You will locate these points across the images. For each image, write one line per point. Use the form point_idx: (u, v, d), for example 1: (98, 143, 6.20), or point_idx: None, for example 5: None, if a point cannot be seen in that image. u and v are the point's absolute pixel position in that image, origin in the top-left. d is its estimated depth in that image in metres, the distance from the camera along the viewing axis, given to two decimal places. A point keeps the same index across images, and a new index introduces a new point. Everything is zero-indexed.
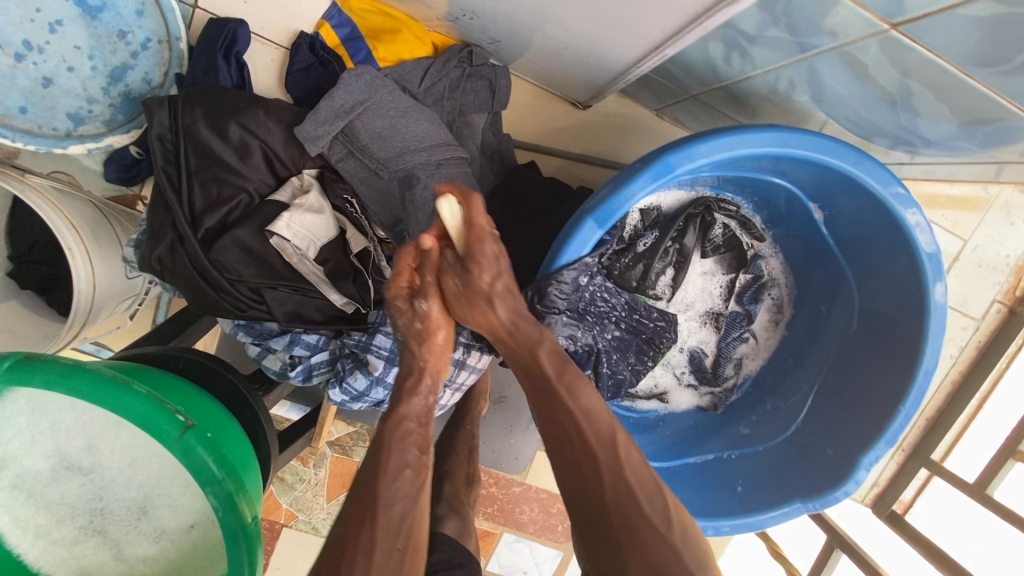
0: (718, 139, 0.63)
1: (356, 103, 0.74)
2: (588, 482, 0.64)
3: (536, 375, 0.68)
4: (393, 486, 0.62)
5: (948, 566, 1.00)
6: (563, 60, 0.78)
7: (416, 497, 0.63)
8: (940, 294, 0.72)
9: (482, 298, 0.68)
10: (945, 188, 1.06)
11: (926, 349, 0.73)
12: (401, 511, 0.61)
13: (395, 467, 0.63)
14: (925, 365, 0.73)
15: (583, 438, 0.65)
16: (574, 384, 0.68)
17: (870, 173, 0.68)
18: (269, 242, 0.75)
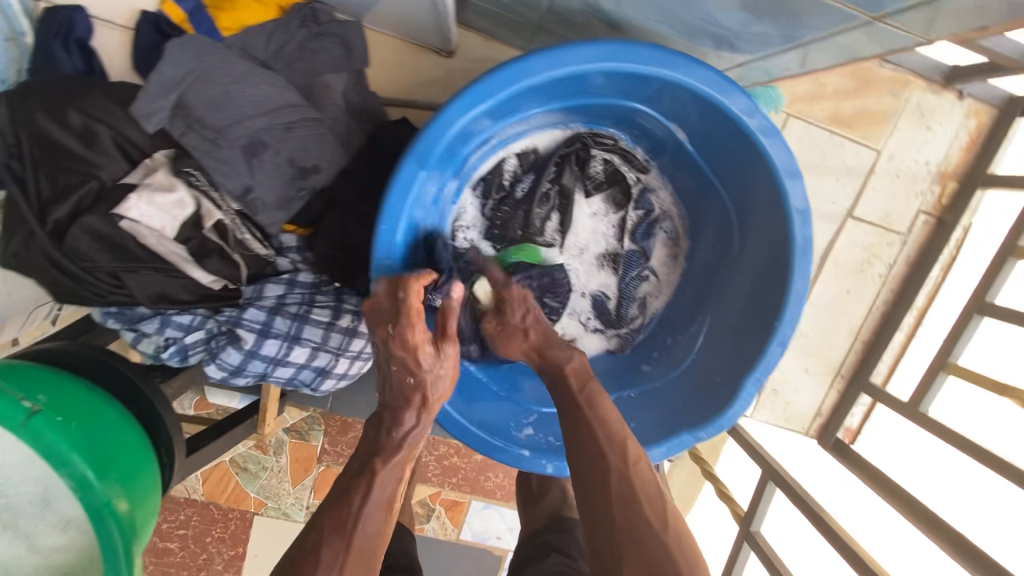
0: (527, 62, 0.61)
1: (186, 73, 0.72)
2: (596, 487, 0.62)
3: (567, 392, 0.68)
4: (365, 528, 0.60)
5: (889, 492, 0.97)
6: (399, 5, 0.77)
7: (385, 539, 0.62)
8: (797, 197, 0.70)
9: (518, 327, 0.73)
10: (851, 99, 1.02)
11: (795, 262, 0.71)
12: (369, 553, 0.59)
13: (373, 513, 0.61)
14: (795, 274, 0.71)
15: (595, 443, 0.64)
16: (594, 397, 0.67)
17: (701, 77, 0.66)
18: (120, 226, 0.74)
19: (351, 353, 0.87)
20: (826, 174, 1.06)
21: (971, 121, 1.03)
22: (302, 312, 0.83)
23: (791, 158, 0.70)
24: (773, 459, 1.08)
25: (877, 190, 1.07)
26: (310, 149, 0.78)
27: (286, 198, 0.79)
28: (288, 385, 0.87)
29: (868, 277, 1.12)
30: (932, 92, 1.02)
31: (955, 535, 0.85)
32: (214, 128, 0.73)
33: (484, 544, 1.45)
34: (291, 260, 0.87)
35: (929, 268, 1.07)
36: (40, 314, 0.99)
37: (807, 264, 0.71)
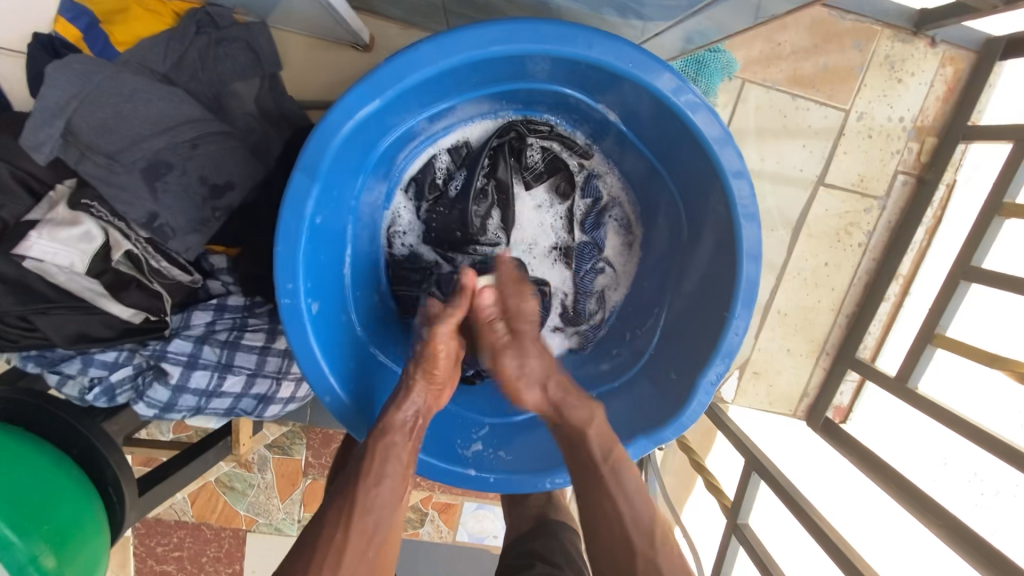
0: (413, 50, 0.55)
1: (70, 96, 0.67)
2: (619, 572, 0.62)
3: (581, 461, 0.66)
4: (378, 495, 0.62)
5: (900, 488, 0.91)
6: (300, 1, 0.72)
7: (396, 507, 0.63)
8: (732, 164, 0.63)
9: (536, 381, 0.69)
10: (810, 57, 0.96)
11: (740, 232, 0.64)
12: (377, 520, 0.61)
13: (379, 473, 0.63)
14: (746, 251, 0.65)
15: (619, 526, 0.63)
16: (619, 473, 0.64)
17: (614, 53, 0.58)
18: (25, 266, 0.70)
19: (292, 376, 0.84)
20: (791, 141, 0.99)
21: (946, 70, 0.96)
22: (232, 338, 0.80)
23: (721, 125, 0.62)
24: (758, 448, 1.02)
25: (848, 153, 1.00)
26: (222, 166, 0.73)
27: (201, 220, 0.73)
28: (229, 415, 0.85)
29: (849, 247, 1.04)
30: (900, 41, 0.95)
31: (954, 521, 0.82)
32: (107, 153, 0.68)
33: (480, 545, 1.37)
34: (223, 282, 0.83)
35: (915, 230, 0.99)
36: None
37: (754, 228, 0.64)
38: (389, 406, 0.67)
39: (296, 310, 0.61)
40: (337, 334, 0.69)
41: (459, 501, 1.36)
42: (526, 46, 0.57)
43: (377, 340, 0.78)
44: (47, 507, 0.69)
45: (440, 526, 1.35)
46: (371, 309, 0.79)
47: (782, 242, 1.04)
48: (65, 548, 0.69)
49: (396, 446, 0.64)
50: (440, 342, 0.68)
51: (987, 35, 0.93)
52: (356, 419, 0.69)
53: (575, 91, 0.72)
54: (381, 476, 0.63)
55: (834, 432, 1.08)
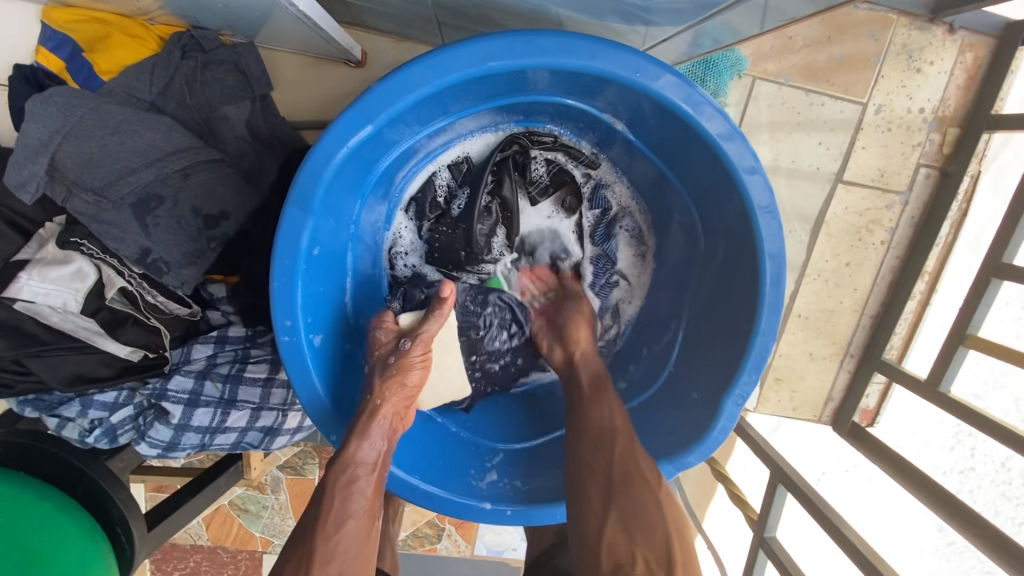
0: (407, 71, 0.52)
1: (54, 132, 0.64)
2: (600, 454, 0.63)
3: (598, 381, 0.70)
4: (342, 538, 0.58)
5: (935, 495, 0.87)
6: (287, 21, 0.69)
7: (360, 552, 0.59)
8: (744, 160, 0.59)
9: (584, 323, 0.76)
10: (822, 49, 0.91)
11: (759, 228, 0.60)
12: (341, 569, 0.56)
13: (339, 519, 0.58)
14: (770, 258, 0.61)
15: (605, 416, 0.66)
16: (604, 377, 0.70)
17: (618, 62, 0.54)
18: (17, 309, 0.68)
19: (299, 406, 0.81)
20: (806, 137, 0.95)
21: (966, 57, 0.91)
22: (235, 371, 0.78)
23: (733, 124, 0.58)
24: (785, 459, 0.98)
25: (867, 148, 0.95)
26: (214, 195, 0.70)
27: (196, 252, 0.70)
28: (236, 449, 0.81)
29: (870, 245, 1.00)
30: (917, 29, 0.90)
31: (996, 535, 0.78)
32: (94, 190, 0.65)
33: (500, 558, 1.33)
34: (223, 312, 0.80)
35: (940, 225, 0.95)
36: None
37: (775, 225, 0.60)
38: (354, 436, 0.60)
39: (296, 347, 0.58)
40: (340, 368, 0.66)
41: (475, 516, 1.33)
42: (526, 59, 0.53)
43: None
44: (51, 555, 0.68)
45: (459, 542, 1.32)
46: None
47: (802, 243, 1.00)
48: None
49: (360, 480, 0.60)
50: (411, 357, 0.66)
51: (1007, 19, 0.88)
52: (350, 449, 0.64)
53: (578, 100, 0.69)
54: (344, 516, 0.59)
55: (862, 437, 1.04)
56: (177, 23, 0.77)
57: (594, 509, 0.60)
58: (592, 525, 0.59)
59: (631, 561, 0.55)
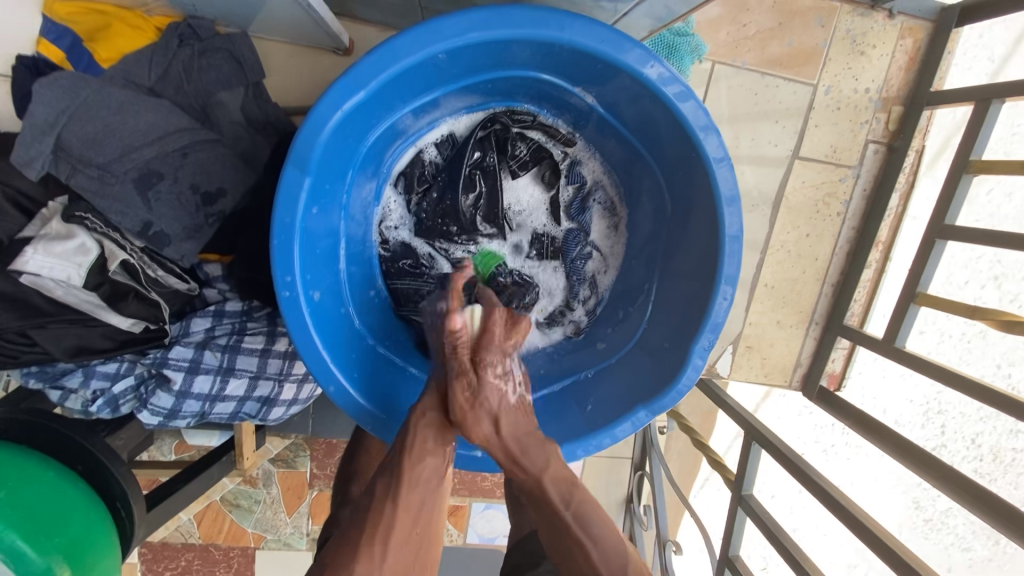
0: (395, 41, 0.57)
1: (60, 112, 0.68)
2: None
3: (545, 506, 0.66)
4: (423, 471, 0.66)
5: (903, 450, 0.94)
6: (282, 11, 0.75)
7: (438, 488, 0.67)
8: (713, 148, 0.64)
9: (489, 414, 0.66)
10: (775, 35, 0.99)
11: (721, 216, 0.66)
12: (422, 495, 0.65)
13: (419, 456, 0.65)
14: (728, 229, 0.66)
15: (586, 568, 0.64)
16: (582, 518, 0.65)
17: (585, 32, 0.60)
18: (21, 281, 0.70)
19: (294, 376, 0.85)
20: (764, 118, 1.03)
21: (906, 41, 1.00)
22: (232, 342, 0.82)
23: (707, 115, 0.64)
24: (760, 420, 1.03)
25: (820, 126, 1.04)
26: (213, 172, 0.74)
27: (195, 227, 0.74)
28: (234, 418, 0.87)
29: (828, 217, 1.08)
30: (860, 15, 0.99)
31: (957, 475, 0.85)
32: (99, 165, 0.69)
33: (491, 545, 1.36)
34: (219, 290, 0.84)
35: (890, 196, 1.03)
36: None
37: (735, 210, 0.66)
38: (434, 389, 0.69)
39: (295, 302, 0.63)
40: (336, 326, 0.70)
41: (467, 503, 1.35)
42: (504, 31, 0.59)
43: (377, 332, 0.80)
44: (60, 521, 0.69)
45: (450, 530, 1.34)
46: (367, 301, 0.81)
47: (764, 218, 1.08)
48: (81, 563, 0.70)
49: (436, 427, 0.67)
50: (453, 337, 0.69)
51: (941, 5, 0.97)
52: (381, 422, 0.71)
53: (552, 78, 0.74)
54: (424, 453, 0.66)
55: (829, 400, 1.11)
56: (173, 14, 0.82)
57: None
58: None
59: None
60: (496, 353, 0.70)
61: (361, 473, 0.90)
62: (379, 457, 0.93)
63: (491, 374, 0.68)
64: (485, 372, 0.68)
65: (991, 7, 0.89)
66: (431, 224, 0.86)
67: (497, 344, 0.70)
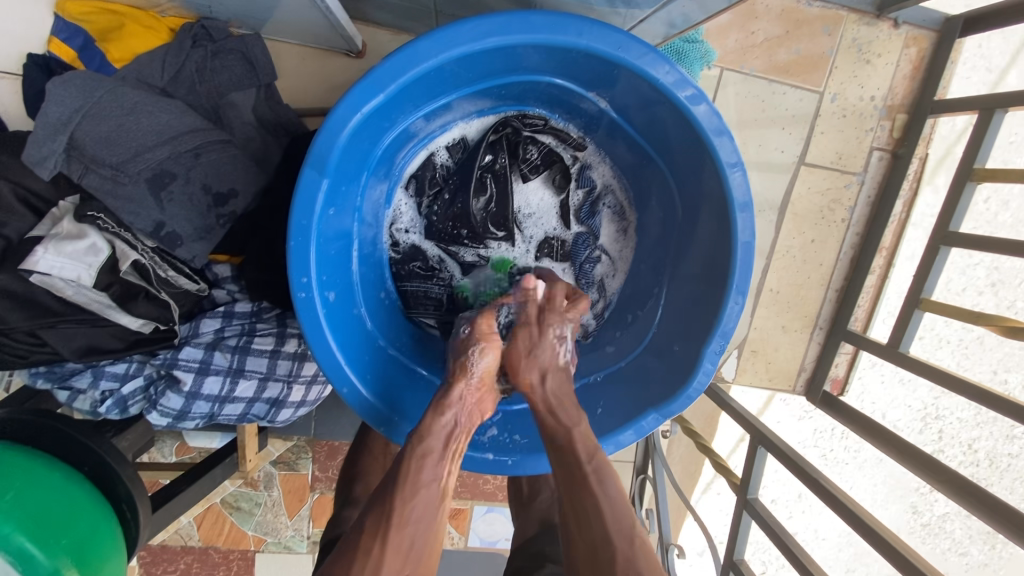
0: (414, 46, 0.58)
1: (73, 112, 0.69)
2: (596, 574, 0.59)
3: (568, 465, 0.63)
4: (416, 507, 0.61)
5: (902, 451, 0.96)
6: (298, 14, 0.76)
7: (432, 524, 0.62)
8: (728, 155, 0.65)
9: (539, 366, 0.70)
10: (781, 42, 1.00)
11: (734, 221, 0.67)
12: (414, 534, 0.60)
13: (417, 488, 0.62)
14: (741, 235, 0.67)
15: (602, 526, 0.60)
16: (604, 473, 0.62)
17: (602, 38, 0.60)
18: (31, 281, 0.70)
19: (303, 378, 0.85)
20: (771, 125, 1.04)
21: (911, 50, 1.01)
22: (242, 343, 0.81)
23: (721, 120, 0.65)
24: (765, 424, 1.03)
25: (826, 132, 1.05)
26: (224, 173, 0.74)
27: (207, 228, 0.74)
28: (243, 419, 0.87)
29: (832, 223, 1.09)
30: (866, 24, 1.00)
31: (958, 479, 0.86)
32: (112, 165, 0.69)
33: (493, 548, 1.35)
34: (228, 291, 0.84)
35: (894, 203, 1.04)
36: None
37: (749, 218, 0.66)
38: (428, 412, 0.66)
39: (311, 304, 0.63)
40: (349, 329, 0.70)
41: (469, 506, 1.34)
42: (524, 37, 0.60)
43: (388, 334, 0.80)
44: (63, 520, 0.68)
45: (452, 533, 1.34)
46: (378, 303, 0.81)
47: (770, 223, 1.09)
48: (88, 565, 0.68)
49: (432, 454, 0.64)
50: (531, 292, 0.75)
51: (945, 15, 0.99)
52: (388, 425, 0.70)
53: (566, 83, 0.75)
54: (419, 485, 0.62)
55: (832, 404, 1.12)
56: (186, 15, 0.82)
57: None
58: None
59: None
60: (558, 317, 0.73)
61: (367, 475, 0.89)
62: (383, 459, 0.92)
63: (552, 334, 0.72)
64: (547, 331, 0.72)
65: (995, 17, 0.90)
66: (441, 228, 0.86)
67: (558, 312, 0.74)
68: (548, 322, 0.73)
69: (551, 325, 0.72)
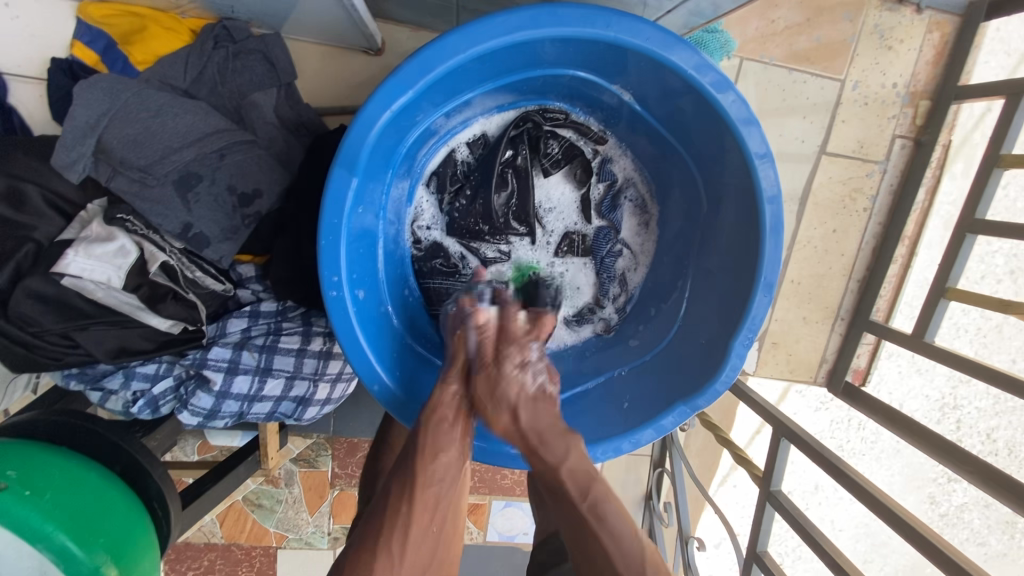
0: (443, 42, 0.57)
1: (100, 115, 0.69)
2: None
3: (569, 499, 0.63)
4: (436, 469, 0.65)
5: (931, 442, 0.94)
6: (321, 13, 0.76)
7: (454, 481, 0.66)
8: (757, 145, 0.64)
9: (507, 406, 0.65)
10: (800, 30, 0.99)
11: (763, 213, 0.66)
12: (438, 492, 0.65)
13: (435, 456, 0.64)
14: (769, 226, 0.66)
15: (606, 561, 0.63)
16: (600, 512, 0.63)
17: (629, 30, 0.60)
18: (63, 284, 0.70)
19: (329, 376, 0.85)
20: (791, 114, 1.03)
21: (933, 35, 1.00)
22: (269, 342, 0.82)
23: (748, 110, 0.63)
24: (787, 415, 1.03)
25: (847, 121, 1.03)
26: (249, 173, 0.74)
27: (232, 228, 0.74)
28: (270, 418, 0.87)
29: (854, 212, 1.08)
30: (888, 10, 0.99)
31: (989, 469, 0.84)
32: (140, 167, 0.70)
33: (511, 543, 1.35)
34: (252, 290, 0.85)
35: (916, 191, 1.03)
36: (20, 386, 0.91)
37: (778, 208, 0.65)
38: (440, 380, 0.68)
39: (342, 302, 0.63)
40: (377, 326, 0.71)
41: (487, 501, 1.34)
42: (551, 31, 0.59)
43: (413, 331, 0.80)
44: (101, 519, 0.68)
45: (471, 528, 1.33)
46: (403, 301, 0.81)
47: (791, 214, 1.08)
48: (125, 562, 0.69)
49: (446, 421, 0.65)
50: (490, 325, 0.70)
51: None
52: (404, 405, 0.70)
53: (590, 76, 0.74)
54: (438, 448, 0.64)
55: (855, 395, 1.12)
56: (206, 15, 0.83)
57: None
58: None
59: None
60: (516, 345, 0.68)
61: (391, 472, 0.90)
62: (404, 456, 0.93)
63: (511, 366, 0.67)
64: (506, 364, 0.67)
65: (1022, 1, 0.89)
66: (462, 223, 0.85)
67: (515, 337, 0.70)
68: (506, 351, 0.68)
69: (508, 359, 0.67)
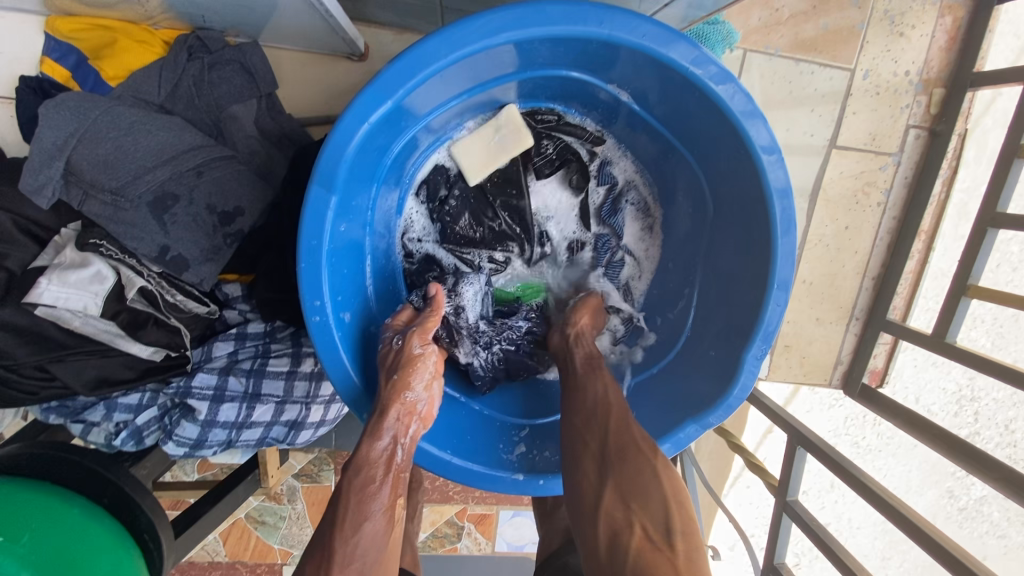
0: (421, 47, 0.53)
1: (68, 136, 0.66)
2: (591, 431, 0.62)
3: (594, 361, 0.71)
4: (361, 541, 0.57)
5: (955, 448, 0.89)
6: (299, 20, 0.72)
7: (381, 554, 0.58)
8: (763, 139, 0.59)
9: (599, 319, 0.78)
10: (805, 18, 0.94)
11: (773, 211, 0.61)
12: (362, 569, 0.56)
13: (356, 524, 0.57)
14: (780, 228, 0.61)
15: (599, 394, 0.65)
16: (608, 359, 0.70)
17: (623, 26, 0.56)
18: (37, 314, 0.67)
19: (321, 399, 0.81)
20: (798, 106, 0.98)
21: (946, 19, 0.95)
22: (257, 366, 0.79)
23: (753, 103, 0.59)
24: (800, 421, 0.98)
25: (858, 112, 0.98)
26: (229, 191, 0.71)
27: (213, 248, 0.71)
28: (262, 445, 0.83)
29: (867, 207, 1.03)
30: None
31: (1016, 475, 0.79)
32: (111, 189, 0.66)
33: (520, 552, 1.29)
34: (239, 310, 0.82)
35: (932, 184, 0.98)
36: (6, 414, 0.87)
37: (788, 206, 0.61)
38: (366, 436, 0.60)
39: (326, 327, 0.59)
40: (365, 348, 0.67)
41: (495, 511, 1.30)
42: (539, 31, 0.55)
43: None
44: (80, 560, 0.65)
45: (478, 539, 1.28)
46: None
47: (800, 211, 1.03)
48: None
49: (375, 481, 0.60)
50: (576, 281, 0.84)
51: None
52: None
53: (585, 76, 0.70)
54: (360, 520, 0.57)
55: (872, 397, 1.07)
56: (180, 26, 0.79)
57: (588, 477, 0.59)
58: (590, 492, 0.58)
59: (626, 528, 0.54)
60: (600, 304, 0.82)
61: None
62: None
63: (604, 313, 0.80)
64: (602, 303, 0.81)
65: None
66: (455, 233, 0.81)
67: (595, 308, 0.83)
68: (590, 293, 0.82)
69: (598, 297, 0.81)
